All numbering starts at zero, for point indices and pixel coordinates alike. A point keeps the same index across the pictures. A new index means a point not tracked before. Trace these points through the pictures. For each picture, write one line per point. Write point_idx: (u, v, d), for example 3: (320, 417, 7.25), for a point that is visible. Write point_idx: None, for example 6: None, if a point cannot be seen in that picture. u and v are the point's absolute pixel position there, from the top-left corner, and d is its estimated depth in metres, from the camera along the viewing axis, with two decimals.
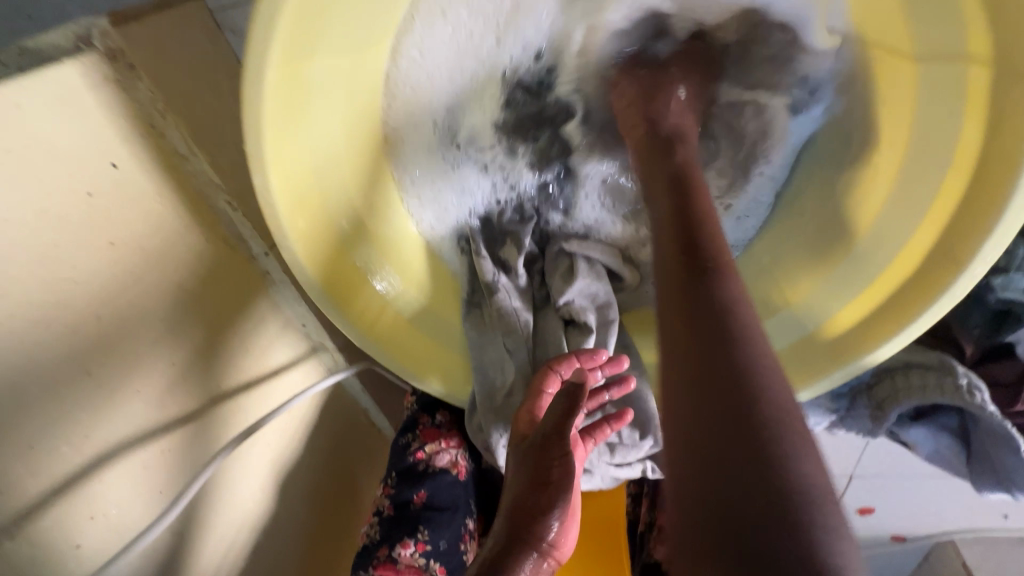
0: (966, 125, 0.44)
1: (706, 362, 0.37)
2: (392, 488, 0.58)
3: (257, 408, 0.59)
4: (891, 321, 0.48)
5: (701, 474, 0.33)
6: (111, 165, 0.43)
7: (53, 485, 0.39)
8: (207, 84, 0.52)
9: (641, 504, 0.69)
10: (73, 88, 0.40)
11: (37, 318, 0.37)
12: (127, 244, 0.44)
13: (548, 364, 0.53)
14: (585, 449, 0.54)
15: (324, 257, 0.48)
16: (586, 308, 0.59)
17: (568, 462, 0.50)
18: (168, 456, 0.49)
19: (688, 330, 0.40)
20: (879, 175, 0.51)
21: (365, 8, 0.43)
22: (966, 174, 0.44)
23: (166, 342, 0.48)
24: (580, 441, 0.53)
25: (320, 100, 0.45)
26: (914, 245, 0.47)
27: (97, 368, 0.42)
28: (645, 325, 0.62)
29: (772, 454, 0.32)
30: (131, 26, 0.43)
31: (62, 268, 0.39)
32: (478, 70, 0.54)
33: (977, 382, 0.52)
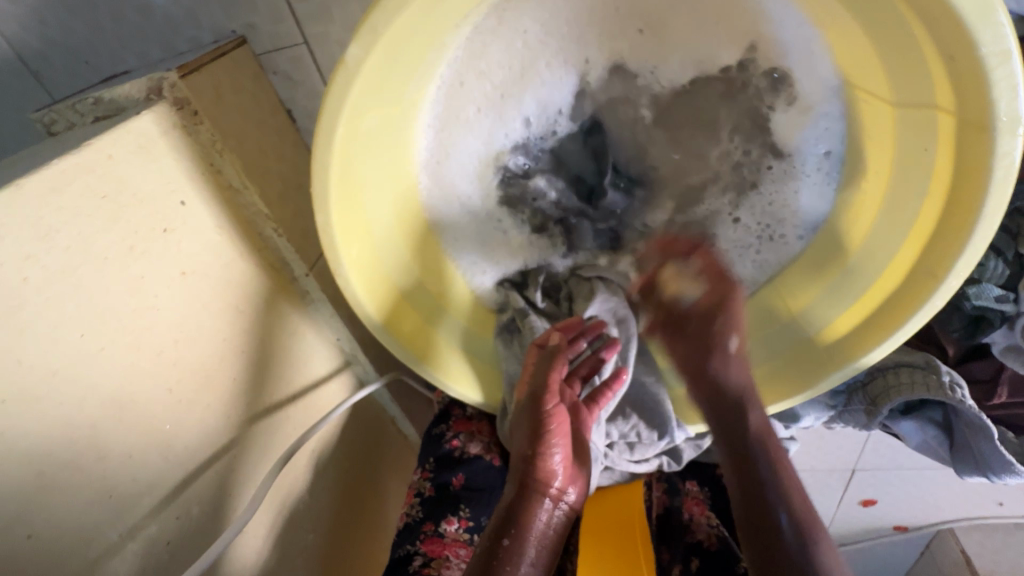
0: (937, 162, 0.40)
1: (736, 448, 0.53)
2: (431, 472, 0.64)
3: (302, 417, 0.64)
4: (881, 330, 0.46)
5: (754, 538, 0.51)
6: (181, 203, 0.48)
7: (146, 487, 0.44)
8: (254, 121, 0.57)
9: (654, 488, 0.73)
10: (151, 136, 0.45)
11: (131, 341, 0.43)
12: (195, 271, 0.49)
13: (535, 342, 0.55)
14: (591, 415, 0.56)
15: (374, 284, 0.49)
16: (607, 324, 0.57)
17: (559, 415, 0.54)
18: (232, 462, 0.54)
19: (725, 435, 0.53)
20: (866, 202, 0.48)
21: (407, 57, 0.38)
22: (939, 205, 0.41)
23: (227, 360, 0.53)
24: (583, 407, 0.56)
25: (370, 145, 0.43)
26: (890, 267, 0.46)
27: (177, 385, 0.47)
28: None
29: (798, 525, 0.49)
30: (195, 77, 0.49)
31: (146, 297, 0.44)
32: (491, 101, 0.47)
33: (959, 378, 0.49)
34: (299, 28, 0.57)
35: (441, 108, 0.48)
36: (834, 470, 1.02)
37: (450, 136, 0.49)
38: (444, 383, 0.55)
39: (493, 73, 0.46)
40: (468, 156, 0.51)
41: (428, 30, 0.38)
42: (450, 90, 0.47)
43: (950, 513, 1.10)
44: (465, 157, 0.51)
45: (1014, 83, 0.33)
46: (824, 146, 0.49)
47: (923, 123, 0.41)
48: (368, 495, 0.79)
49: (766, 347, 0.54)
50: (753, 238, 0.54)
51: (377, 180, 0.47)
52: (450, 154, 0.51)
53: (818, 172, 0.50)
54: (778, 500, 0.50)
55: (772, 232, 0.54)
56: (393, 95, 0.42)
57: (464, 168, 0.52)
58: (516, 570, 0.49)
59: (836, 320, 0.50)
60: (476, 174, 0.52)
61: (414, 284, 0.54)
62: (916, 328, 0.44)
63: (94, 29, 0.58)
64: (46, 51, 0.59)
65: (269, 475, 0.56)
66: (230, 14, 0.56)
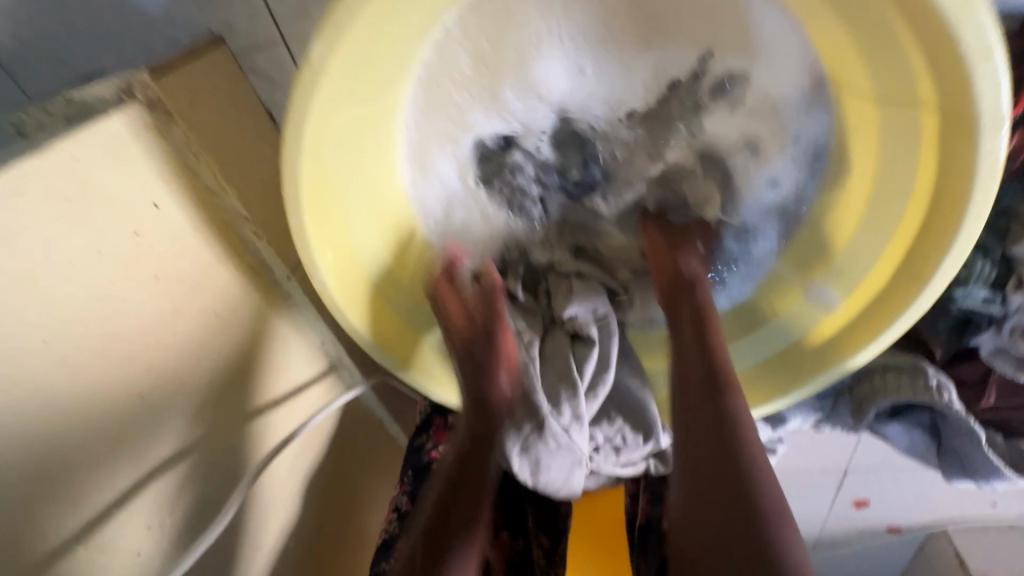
0: (921, 162, 0.40)
1: (716, 423, 0.47)
2: (409, 485, 0.63)
3: (284, 422, 0.63)
4: (865, 332, 0.46)
5: (715, 514, 0.44)
6: (154, 206, 0.47)
7: (117, 497, 0.43)
8: (232, 122, 0.56)
9: (638, 499, 0.67)
10: (120, 138, 0.44)
11: (98, 348, 0.42)
12: (169, 276, 0.48)
13: (432, 284, 0.55)
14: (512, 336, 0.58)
15: (352, 285, 0.49)
16: (588, 322, 0.57)
17: (507, 345, 0.57)
18: (211, 471, 0.53)
19: (704, 392, 0.49)
20: (851, 202, 0.47)
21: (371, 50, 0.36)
22: (924, 205, 0.41)
23: (204, 366, 0.52)
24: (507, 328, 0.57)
25: (342, 147, 0.43)
26: (876, 268, 0.45)
27: (148, 392, 0.46)
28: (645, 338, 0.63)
29: (754, 479, 0.45)
30: (168, 77, 0.48)
31: (116, 302, 0.43)
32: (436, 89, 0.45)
33: (947, 382, 0.49)
34: (276, 27, 0.56)
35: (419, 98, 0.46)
36: (827, 471, 1.01)
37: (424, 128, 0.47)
38: (425, 387, 0.55)
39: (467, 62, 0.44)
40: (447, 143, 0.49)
41: (398, 25, 0.37)
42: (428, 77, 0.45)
43: (944, 514, 1.09)
44: (439, 148, 0.49)
45: (997, 81, 0.33)
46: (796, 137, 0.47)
47: (907, 122, 0.40)
48: (354, 499, 0.78)
49: (750, 348, 0.53)
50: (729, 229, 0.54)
51: (354, 180, 0.46)
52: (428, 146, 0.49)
53: (782, 159, 0.48)
54: (761, 476, 0.45)
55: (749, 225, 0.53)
56: (366, 95, 0.41)
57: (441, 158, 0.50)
58: (478, 519, 0.52)
59: (818, 322, 0.49)
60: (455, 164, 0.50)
61: (393, 285, 0.54)
62: (902, 330, 0.44)
63: (69, 28, 0.56)
64: (22, 50, 0.57)
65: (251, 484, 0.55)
66: (207, 11, 0.55)
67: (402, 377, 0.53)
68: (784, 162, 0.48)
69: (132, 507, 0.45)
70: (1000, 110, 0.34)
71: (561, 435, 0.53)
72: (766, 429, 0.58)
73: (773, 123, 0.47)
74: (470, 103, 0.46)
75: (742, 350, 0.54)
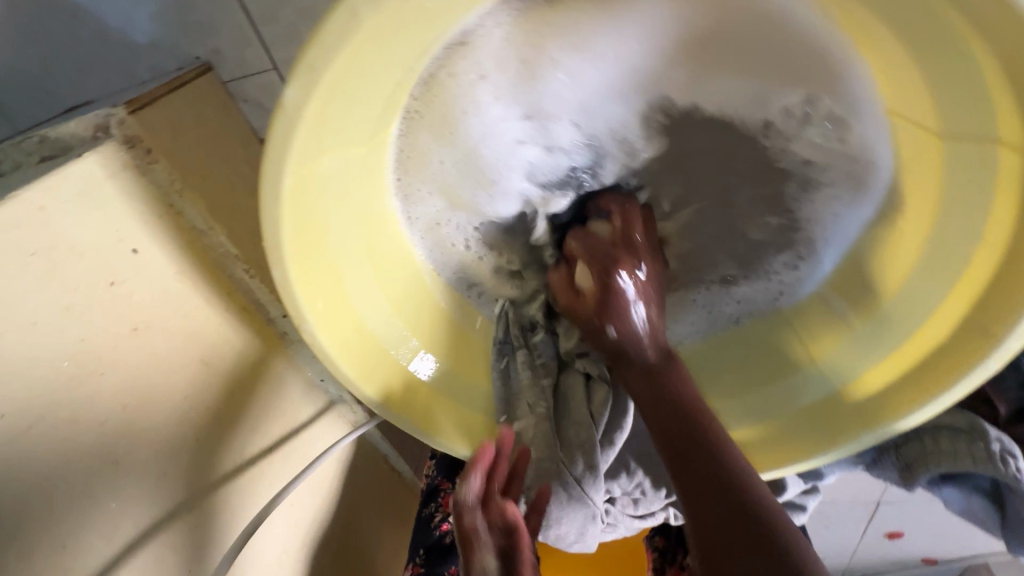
0: (996, 205, 0.34)
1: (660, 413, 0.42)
2: (421, 567, 0.61)
3: (278, 473, 0.59)
4: (918, 392, 0.40)
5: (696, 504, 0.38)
6: (132, 251, 0.43)
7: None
8: (220, 156, 0.52)
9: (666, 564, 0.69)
10: (95, 182, 0.40)
11: (68, 416, 0.39)
12: (150, 326, 0.45)
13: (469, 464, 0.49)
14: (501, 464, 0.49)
15: (347, 334, 0.44)
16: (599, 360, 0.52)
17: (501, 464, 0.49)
18: (201, 530, 0.50)
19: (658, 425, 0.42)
20: (903, 241, 0.40)
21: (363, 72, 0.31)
22: (1000, 250, 0.35)
23: (187, 423, 0.48)
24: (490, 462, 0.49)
25: (338, 195, 0.39)
26: (935, 320, 0.39)
27: (124, 457, 0.43)
28: None
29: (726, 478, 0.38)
30: (146, 111, 0.44)
31: (89, 362, 0.40)
32: (462, 122, 0.38)
33: (1013, 447, 0.42)
34: (266, 53, 0.52)
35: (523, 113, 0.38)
36: (858, 503, 0.94)
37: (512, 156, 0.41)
38: (427, 436, 0.49)
39: (552, 76, 0.36)
40: (519, 170, 0.43)
41: (384, 57, 0.31)
42: (486, 90, 0.36)
43: (985, 547, 1.02)
44: (520, 177, 0.43)
45: None
46: (835, 212, 0.43)
47: (980, 160, 0.34)
48: (361, 538, 0.73)
49: (782, 398, 0.48)
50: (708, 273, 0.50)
51: (346, 229, 0.41)
52: (529, 173, 0.43)
53: (811, 192, 0.42)
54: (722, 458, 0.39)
55: (729, 275, 0.49)
56: (354, 136, 0.36)
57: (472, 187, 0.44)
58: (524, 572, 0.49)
59: (863, 373, 0.43)
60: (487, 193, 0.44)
61: (395, 331, 0.48)
62: (968, 389, 0.38)
63: (50, 57, 0.53)
64: (4, 79, 0.54)
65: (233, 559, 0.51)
66: (193, 38, 0.52)
67: (420, 438, 0.49)
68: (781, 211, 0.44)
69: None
70: None
71: (575, 486, 0.49)
72: (798, 483, 0.54)
73: (805, 178, 0.42)
74: (490, 140, 0.40)
75: (770, 400, 0.48)
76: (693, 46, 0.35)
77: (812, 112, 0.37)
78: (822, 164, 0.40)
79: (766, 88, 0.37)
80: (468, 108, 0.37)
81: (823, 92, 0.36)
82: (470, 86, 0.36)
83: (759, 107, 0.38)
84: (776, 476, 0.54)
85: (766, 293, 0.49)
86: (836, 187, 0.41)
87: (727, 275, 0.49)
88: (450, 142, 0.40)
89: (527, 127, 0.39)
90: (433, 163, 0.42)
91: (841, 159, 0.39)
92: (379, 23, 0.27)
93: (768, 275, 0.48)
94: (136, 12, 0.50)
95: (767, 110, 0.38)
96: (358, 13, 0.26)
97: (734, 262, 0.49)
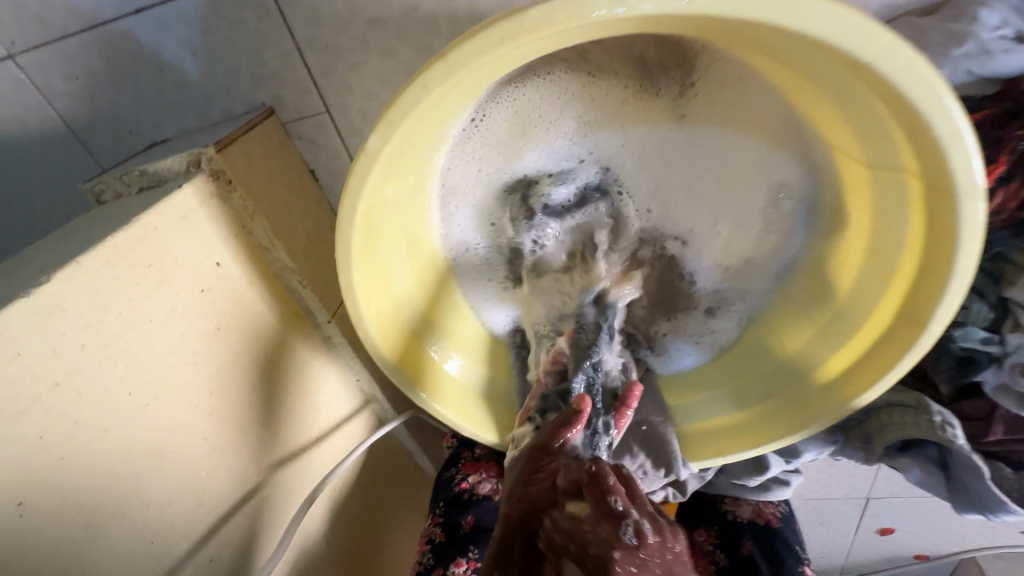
0: (910, 217, 0.42)
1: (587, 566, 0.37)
2: (441, 516, 0.63)
3: (322, 461, 0.65)
4: (869, 373, 0.48)
5: None
6: (217, 264, 0.52)
7: (190, 539, 0.47)
8: (280, 184, 0.62)
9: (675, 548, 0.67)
10: (190, 207, 0.49)
11: (175, 395, 0.46)
12: (228, 326, 0.53)
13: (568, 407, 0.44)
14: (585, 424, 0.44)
15: (393, 334, 0.51)
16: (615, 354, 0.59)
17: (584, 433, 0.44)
18: (264, 504, 0.56)
19: None
20: (851, 247, 0.48)
21: (440, 120, 0.41)
22: (917, 255, 0.43)
23: (256, 411, 0.55)
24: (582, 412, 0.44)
25: (389, 217, 0.47)
26: (876, 315, 0.47)
27: (211, 433, 0.50)
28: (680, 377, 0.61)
29: None
30: (228, 149, 0.54)
31: (187, 354, 0.48)
32: (502, 141, 0.48)
33: (951, 418, 0.50)
34: (321, 99, 0.63)
35: (563, 129, 0.48)
36: (849, 499, 1.01)
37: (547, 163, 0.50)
38: (457, 424, 0.56)
39: (589, 115, 0.48)
40: (553, 175, 0.51)
41: (441, 111, 0.39)
42: (534, 119, 0.47)
43: (972, 542, 1.08)
44: (552, 184, 0.51)
45: (969, 158, 0.35)
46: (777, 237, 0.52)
47: (892, 185, 0.42)
48: (392, 527, 0.79)
49: (763, 387, 0.56)
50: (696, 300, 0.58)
51: (391, 245, 0.49)
52: (561, 182, 0.52)
53: (775, 219, 0.51)
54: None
55: (715, 302, 0.58)
56: (408, 171, 0.45)
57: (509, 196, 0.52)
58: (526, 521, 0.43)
59: (831, 358, 0.51)
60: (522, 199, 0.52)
61: (430, 334, 0.55)
62: (906, 369, 0.46)
63: (137, 104, 0.62)
64: (94, 123, 0.63)
65: (291, 532, 0.56)
66: (261, 88, 0.62)
67: (453, 426, 0.56)
68: (750, 253, 0.53)
69: (211, 542, 0.49)
70: (975, 182, 0.36)
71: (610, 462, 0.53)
72: (779, 461, 0.62)
73: (772, 223, 0.51)
74: (521, 156, 0.49)
75: (753, 390, 0.56)
76: (700, 100, 0.46)
77: (758, 156, 0.48)
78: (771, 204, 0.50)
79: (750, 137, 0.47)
80: (508, 131, 0.47)
81: (770, 138, 0.47)
82: (520, 113, 0.46)
83: (729, 144, 0.48)
84: (761, 457, 0.61)
85: (740, 315, 0.58)
86: (790, 211, 0.50)
87: (713, 304, 0.58)
88: (489, 158, 0.49)
89: (571, 148, 0.50)
90: (466, 178, 0.50)
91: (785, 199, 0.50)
92: (438, 93, 0.36)
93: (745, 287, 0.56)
94: (214, 68, 0.60)
95: (751, 160, 0.48)
96: (426, 85, 0.35)
97: (712, 291, 0.57)
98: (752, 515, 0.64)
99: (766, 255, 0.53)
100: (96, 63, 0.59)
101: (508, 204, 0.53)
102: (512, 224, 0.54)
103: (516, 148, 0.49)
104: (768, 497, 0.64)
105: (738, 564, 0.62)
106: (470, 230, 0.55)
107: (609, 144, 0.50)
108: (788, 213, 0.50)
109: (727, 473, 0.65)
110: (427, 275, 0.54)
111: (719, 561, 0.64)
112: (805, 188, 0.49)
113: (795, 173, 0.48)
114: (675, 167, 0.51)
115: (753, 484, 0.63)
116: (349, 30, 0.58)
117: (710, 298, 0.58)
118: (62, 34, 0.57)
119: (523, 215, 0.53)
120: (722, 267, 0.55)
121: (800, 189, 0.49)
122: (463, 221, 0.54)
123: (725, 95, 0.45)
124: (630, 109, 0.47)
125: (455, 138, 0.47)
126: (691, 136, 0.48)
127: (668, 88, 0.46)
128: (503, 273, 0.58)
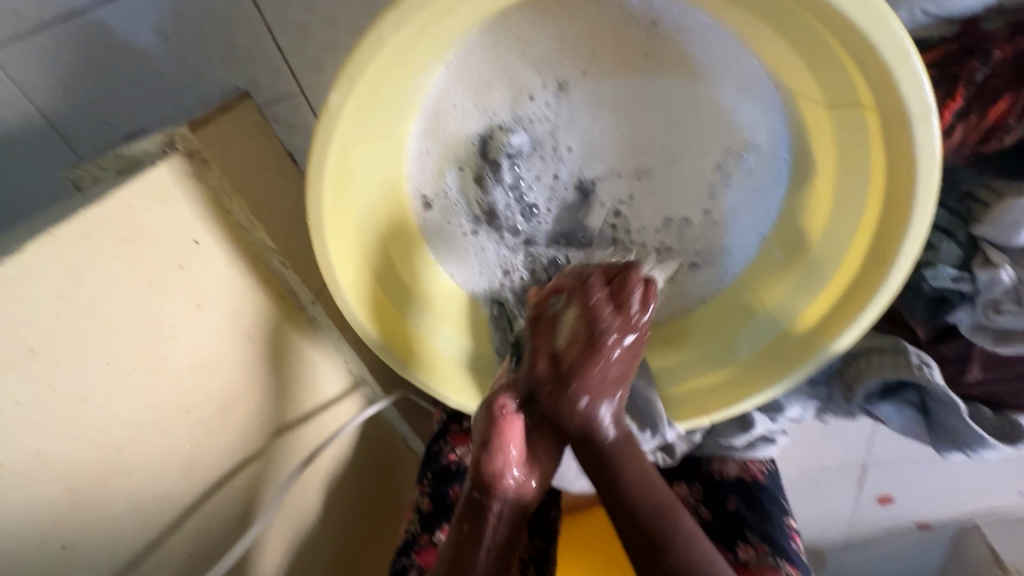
0: (873, 154, 0.43)
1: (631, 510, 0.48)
2: (428, 487, 0.64)
3: (312, 439, 0.65)
4: (844, 319, 0.48)
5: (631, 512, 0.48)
6: (196, 242, 0.51)
7: (176, 509, 0.48)
8: (259, 164, 0.62)
9: None
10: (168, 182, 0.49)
11: (154, 369, 0.47)
12: (211, 303, 0.52)
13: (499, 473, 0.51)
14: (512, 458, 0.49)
15: (371, 300, 0.52)
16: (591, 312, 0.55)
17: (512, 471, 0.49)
18: (252, 478, 0.57)
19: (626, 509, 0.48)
20: (820, 193, 0.49)
21: (395, 74, 0.41)
22: (882, 191, 0.43)
23: (240, 386, 0.56)
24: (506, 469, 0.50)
25: (360, 183, 0.48)
26: (850, 256, 0.48)
27: (195, 408, 0.50)
28: (670, 342, 0.59)
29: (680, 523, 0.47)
30: (204, 128, 0.54)
31: (166, 329, 0.48)
32: (465, 102, 0.48)
33: (927, 358, 0.52)
34: (295, 80, 0.64)
35: (509, 77, 0.47)
36: (844, 467, 1.01)
37: (499, 111, 0.49)
38: (444, 395, 0.57)
39: (541, 60, 0.46)
40: (504, 126, 0.49)
41: (400, 66, 0.41)
42: (489, 74, 0.47)
43: (971, 507, 1.07)
44: (505, 134, 0.49)
45: (920, 81, 0.37)
46: (751, 179, 0.51)
47: (856, 122, 0.43)
48: (386, 506, 0.80)
49: (747, 344, 0.55)
50: (673, 261, 0.56)
51: (364, 212, 0.49)
52: (515, 130, 0.49)
53: (758, 166, 0.50)
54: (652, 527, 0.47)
55: (696, 259, 0.56)
56: (374, 134, 0.46)
57: (465, 157, 0.51)
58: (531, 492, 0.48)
59: (806, 309, 0.52)
60: (480, 154, 0.50)
61: (411, 306, 0.55)
62: (878, 311, 0.46)
63: (114, 93, 0.63)
64: (71, 116, 0.64)
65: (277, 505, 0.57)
66: (236, 72, 0.63)
67: (436, 394, 0.56)
68: (701, 208, 0.53)
69: (196, 513, 0.50)
70: (928, 106, 0.37)
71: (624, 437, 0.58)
72: (765, 418, 0.63)
73: (720, 177, 0.51)
74: (477, 111, 0.48)
75: (736, 348, 0.56)
76: (651, 49, 0.46)
77: (725, 104, 0.47)
78: (743, 166, 0.50)
79: (708, 82, 0.47)
80: (468, 91, 0.47)
81: (733, 81, 0.46)
82: (476, 71, 0.46)
83: (693, 91, 0.47)
84: (746, 416, 0.63)
85: (727, 272, 0.56)
86: (767, 156, 0.50)
87: (695, 260, 0.56)
88: (449, 121, 0.49)
89: (521, 95, 0.48)
90: (430, 145, 0.50)
91: (768, 141, 0.49)
92: (399, 40, 0.37)
93: (736, 243, 0.54)
94: (188, 52, 0.61)
95: (715, 106, 0.48)
96: (382, 36, 0.36)
97: (686, 247, 0.55)
98: (738, 472, 0.64)
99: (743, 204, 0.52)
100: (71, 53, 0.60)
101: (467, 163, 0.51)
102: (475, 186, 0.52)
103: (472, 105, 0.48)
104: (755, 454, 0.64)
105: (721, 519, 0.61)
106: (435, 203, 0.53)
107: (573, 94, 0.48)
108: (763, 154, 0.49)
109: (714, 433, 0.65)
110: (407, 239, 0.54)
111: (702, 514, 0.62)
112: (784, 130, 0.48)
113: (769, 124, 0.48)
114: (640, 112, 0.49)
115: (739, 445, 0.64)
116: (319, 8, 0.59)
117: (686, 256, 0.56)
118: (36, 26, 0.57)
119: (487, 171, 0.51)
120: (681, 229, 0.54)
121: (764, 132, 0.48)
122: (428, 198, 0.53)
123: (677, 40, 0.45)
124: (580, 52, 0.46)
125: (425, 107, 0.48)
126: (648, 80, 0.47)
127: (623, 34, 0.45)
128: (480, 245, 0.56)
